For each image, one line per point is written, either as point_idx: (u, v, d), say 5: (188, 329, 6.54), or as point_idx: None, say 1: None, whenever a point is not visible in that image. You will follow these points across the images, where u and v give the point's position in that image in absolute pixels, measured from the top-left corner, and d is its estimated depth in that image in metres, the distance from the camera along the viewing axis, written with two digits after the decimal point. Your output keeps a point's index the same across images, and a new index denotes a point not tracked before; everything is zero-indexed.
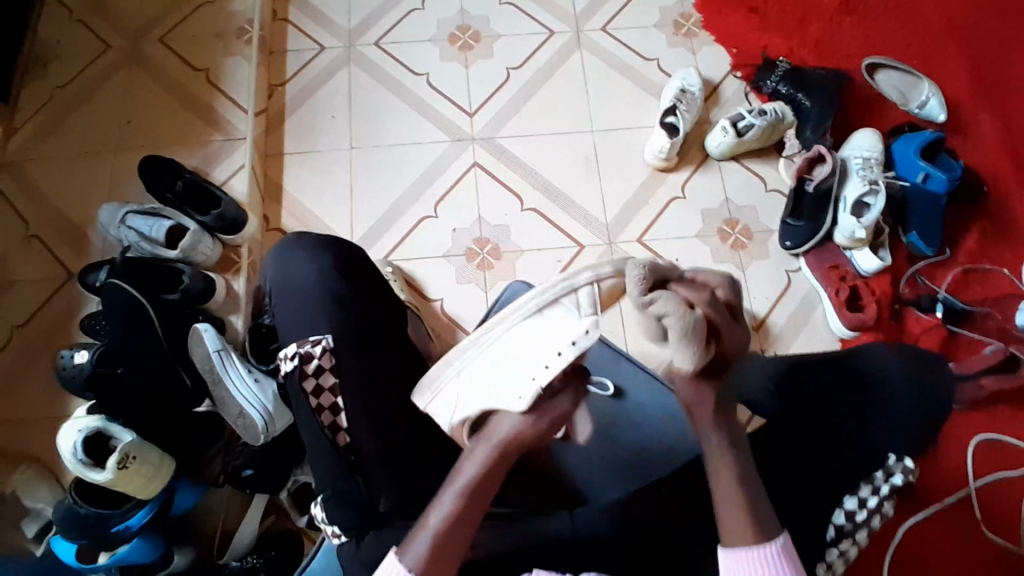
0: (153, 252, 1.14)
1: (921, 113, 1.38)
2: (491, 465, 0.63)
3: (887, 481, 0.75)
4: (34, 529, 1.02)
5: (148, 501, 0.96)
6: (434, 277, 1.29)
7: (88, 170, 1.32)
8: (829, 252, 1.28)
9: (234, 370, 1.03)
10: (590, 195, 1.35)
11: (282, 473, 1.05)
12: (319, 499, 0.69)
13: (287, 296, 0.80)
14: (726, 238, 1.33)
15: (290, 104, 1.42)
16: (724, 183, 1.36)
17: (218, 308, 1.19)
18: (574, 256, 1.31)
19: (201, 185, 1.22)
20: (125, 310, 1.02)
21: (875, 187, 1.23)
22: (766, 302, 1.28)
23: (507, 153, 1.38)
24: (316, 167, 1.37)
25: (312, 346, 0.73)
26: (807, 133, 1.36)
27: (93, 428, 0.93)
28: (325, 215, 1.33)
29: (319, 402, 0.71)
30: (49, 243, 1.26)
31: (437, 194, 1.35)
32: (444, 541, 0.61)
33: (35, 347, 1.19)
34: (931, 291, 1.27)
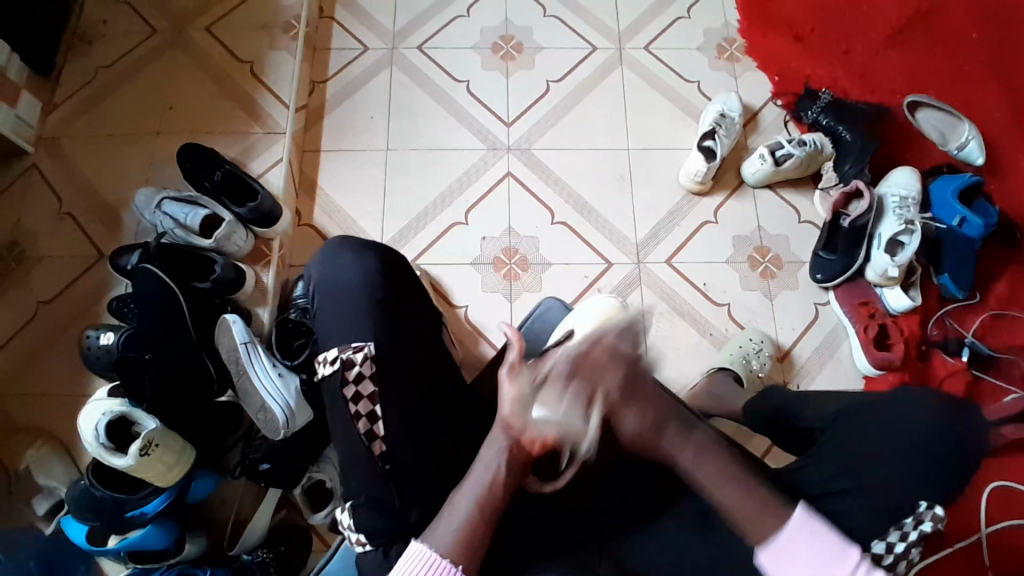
0: (188, 241, 1.14)
1: (960, 154, 1.36)
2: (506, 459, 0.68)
3: (917, 528, 0.73)
4: (45, 507, 1.04)
5: (165, 488, 0.96)
6: (459, 283, 1.29)
7: (126, 152, 1.33)
8: (859, 288, 1.27)
9: (260, 363, 1.03)
10: (621, 212, 1.35)
11: (296, 468, 1.04)
12: (348, 504, 0.70)
13: (329, 297, 0.80)
14: (756, 266, 1.32)
15: (329, 101, 1.43)
16: (757, 211, 1.36)
17: (247, 298, 1.19)
18: (602, 273, 1.30)
19: (240, 176, 1.22)
20: (154, 296, 1.03)
21: (912, 226, 1.22)
22: (792, 334, 1.27)
23: (541, 165, 1.39)
24: (351, 166, 1.37)
25: (354, 353, 0.74)
26: (846, 167, 1.35)
27: (117, 413, 0.93)
28: (356, 213, 1.34)
29: (358, 409, 0.72)
30: (82, 221, 1.27)
31: (468, 201, 1.35)
32: (467, 534, 0.65)
33: (62, 324, 1.20)
34: (959, 334, 1.25)
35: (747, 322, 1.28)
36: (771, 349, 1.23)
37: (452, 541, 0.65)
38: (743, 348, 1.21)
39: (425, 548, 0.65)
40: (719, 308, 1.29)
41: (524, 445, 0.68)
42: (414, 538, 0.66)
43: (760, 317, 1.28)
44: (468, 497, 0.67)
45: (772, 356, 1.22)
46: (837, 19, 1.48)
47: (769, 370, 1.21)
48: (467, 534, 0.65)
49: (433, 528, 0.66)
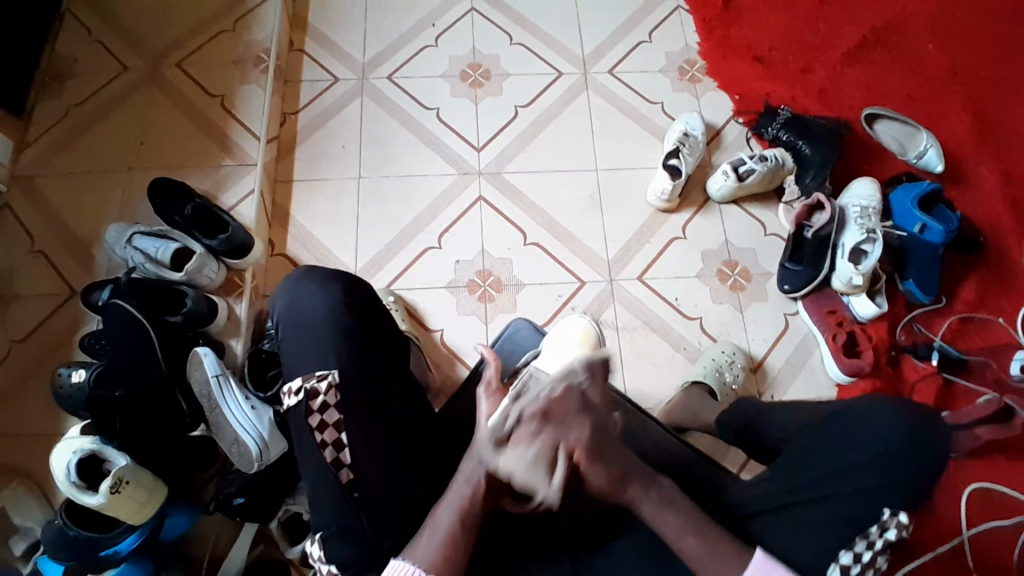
0: (158, 274, 1.15)
1: (919, 163, 1.41)
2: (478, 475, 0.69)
3: (881, 536, 0.72)
4: (22, 547, 1.02)
5: (139, 525, 0.94)
6: (436, 307, 1.30)
7: (99, 189, 1.34)
8: (826, 297, 1.30)
9: (231, 396, 1.03)
10: (592, 231, 1.37)
11: (273, 503, 1.04)
12: (318, 536, 0.71)
13: (294, 327, 0.80)
14: (726, 279, 1.34)
15: (301, 133, 1.45)
16: (725, 225, 1.39)
17: (219, 330, 1.19)
18: (576, 291, 1.32)
19: (211, 210, 1.22)
20: (127, 331, 1.02)
21: (873, 236, 1.24)
22: (764, 344, 1.29)
23: (512, 188, 1.41)
24: (324, 195, 1.39)
25: (318, 381, 0.74)
26: (807, 179, 1.38)
27: (88, 451, 0.92)
28: (331, 242, 1.35)
29: (323, 437, 0.72)
30: (53, 259, 1.27)
31: (441, 225, 1.37)
32: (448, 548, 0.66)
33: (33, 363, 1.18)
34: (927, 339, 1.28)
35: (720, 334, 1.30)
36: (743, 360, 1.24)
37: (433, 555, 0.65)
38: (716, 360, 1.22)
39: (405, 563, 0.64)
40: (692, 323, 1.30)
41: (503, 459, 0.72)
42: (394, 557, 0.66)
43: (732, 329, 1.30)
44: (445, 515, 0.68)
45: (745, 367, 1.24)
46: (793, 38, 1.53)
47: (742, 381, 1.22)
48: (453, 546, 0.66)
49: (411, 545, 0.66)
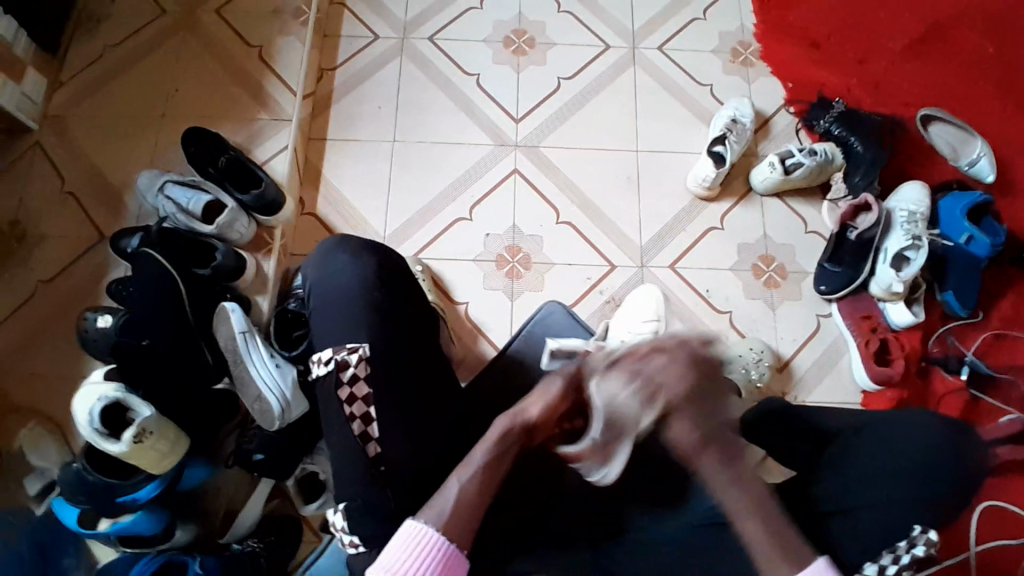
0: (189, 225, 1.14)
1: (970, 171, 1.34)
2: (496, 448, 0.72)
3: (909, 551, 0.70)
4: (37, 487, 1.02)
5: (158, 475, 0.95)
6: (461, 280, 1.28)
7: (133, 134, 1.32)
8: (863, 302, 1.27)
9: (257, 353, 1.03)
10: (627, 215, 1.34)
11: (293, 460, 1.05)
12: (341, 506, 0.72)
13: (326, 298, 0.80)
14: (760, 275, 1.31)
15: (338, 90, 1.41)
16: (764, 219, 1.35)
17: (246, 286, 1.19)
18: (605, 275, 1.29)
19: (244, 163, 1.21)
20: (155, 282, 1.02)
21: (919, 242, 1.20)
22: (792, 344, 1.27)
23: (548, 163, 1.37)
24: (356, 156, 1.36)
25: (348, 354, 0.75)
26: (858, 178, 1.33)
27: (112, 399, 0.92)
28: (361, 205, 1.33)
29: (352, 410, 0.73)
30: (84, 202, 1.26)
31: (474, 196, 1.34)
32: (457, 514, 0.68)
33: (61, 304, 1.19)
34: (959, 352, 1.24)
35: (748, 330, 1.27)
36: (771, 360, 1.22)
37: (446, 516, 0.67)
38: (744, 358, 1.19)
39: (421, 526, 0.67)
40: (721, 316, 1.28)
41: (531, 427, 0.75)
42: (410, 519, 0.67)
43: (761, 326, 1.28)
44: (457, 483, 0.70)
45: (772, 366, 1.21)
46: (854, 27, 1.46)
47: (768, 380, 1.20)
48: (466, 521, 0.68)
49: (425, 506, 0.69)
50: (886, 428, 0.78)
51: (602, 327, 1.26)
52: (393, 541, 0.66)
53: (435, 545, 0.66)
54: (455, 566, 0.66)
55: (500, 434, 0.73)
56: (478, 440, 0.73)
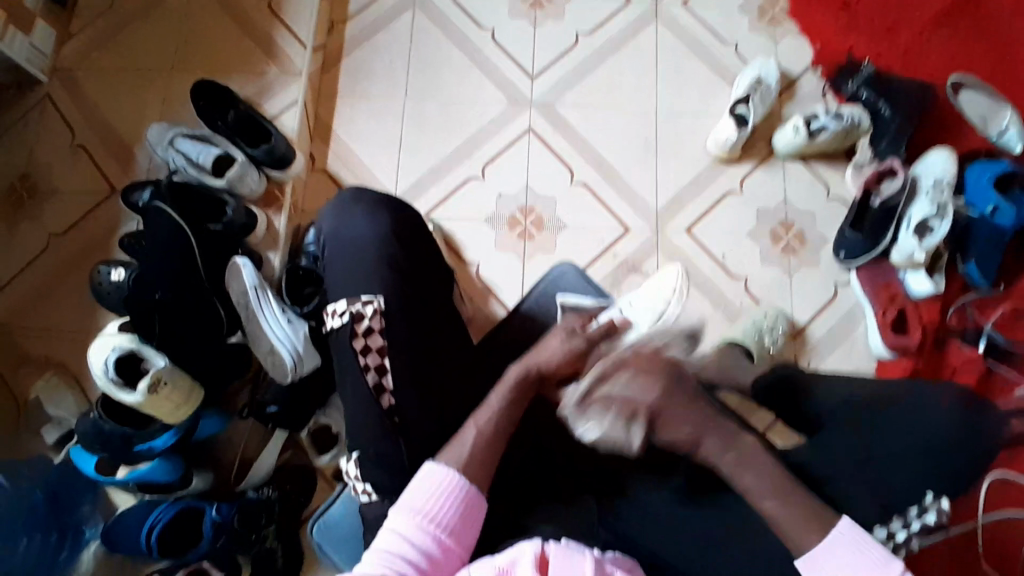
0: (200, 180, 1.14)
1: (1000, 141, 1.28)
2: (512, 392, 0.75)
3: (919, 518, 0.71)
4: (54, 437, 1.06)
5: (174, 425, 0.96)
6: (473, 240, 1.27)
7: (143, 87, 1.30)
8: (882, 270, 1.23)
9: (269, 308, 1.03)
10: (644, 177, 1.31)
11: (306, 413, 1.06)
12: (354, 455, 0.74)
13: (339, 246, 0.80)
14: (778, 241, 1.28)
15: (349, 44, 1.37)
16: (785, 183, 1.31)
17: (257, 242, 1.19)
18: (619, 238, 1.27)
19: (253, 117, 1.20)
20: (166, 235, 1.01)
21: (943, 211, 1.16)
22: (809, 312, 1.25)
23: (564, 123, 1.34)
24: (368, 113, 1.33)
25: (363, 305, 0.74)
26: (883, 145, 1.28)
27: (127, 349, 0.94)
28: (372, 163, 1.31)
29: (366, 362, 0.73)
30: (95, 156, 1.25)
31: (487, 155, 1.32)
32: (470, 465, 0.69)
33: (74, 258, 1.19)
34: (978, 323, 1.20)
35: (763, 297, 1.25)
36: (785, 326, 1.20)
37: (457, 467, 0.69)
38: (758, 322, 1.19)
39: (443, 468, 0.69)
40: (736, 282, 1.26)
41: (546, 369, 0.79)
42: (432, 462, 0.71)
43: (777, 293, 1.25)
44: (471, 437, 0.72)
45: (786, 333, 1.20)
46: None
47: (781, 347, 1.19)
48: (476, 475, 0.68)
49: (445, 451, 0.72)
50: (902, 396, 0.76)
51: (614, 290, 1.24)
52: (414, 482, 0.69)
53: (457, 486, 0.68)
54: (475, 507, 0.69)
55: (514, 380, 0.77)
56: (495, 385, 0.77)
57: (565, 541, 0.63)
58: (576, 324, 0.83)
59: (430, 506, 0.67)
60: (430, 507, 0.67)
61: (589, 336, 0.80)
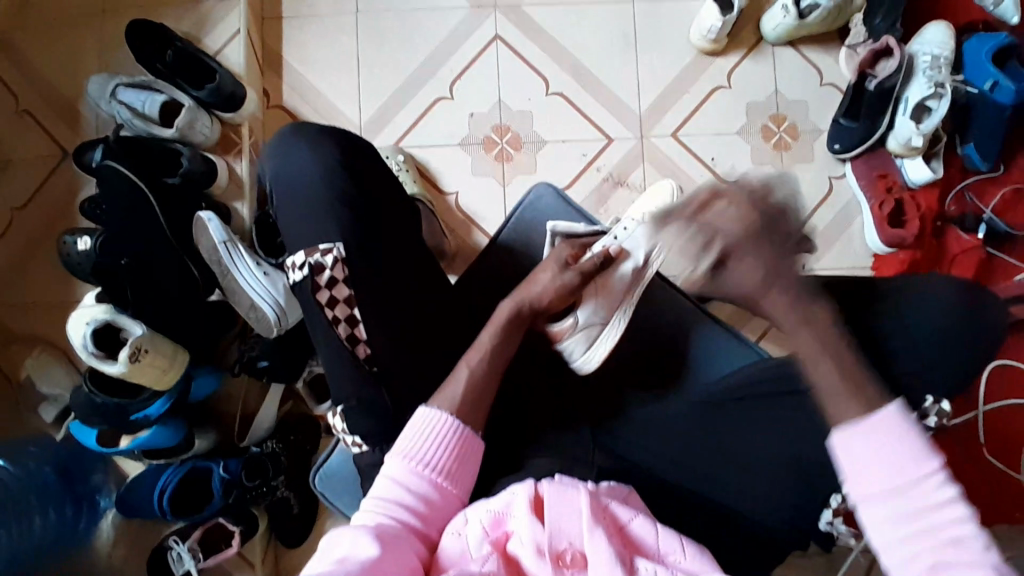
0: (149, 131, 1.06)
1: (995, 11, 1.13)
2: (500, 335, 0.74)
3: (918, 422, 0.72)
4: (53, 414, 1.07)
5: (165, 391, 0.96)
6: (448, 168, 1.20)
7: (70, 31, 1.18)
8: (878, 159, 1.17)
9: (242, 261, 1.00)
10: (624, 79, 1.21)
11: (296, 364, 1.05)
12: (339, 409, 0.73)
13: (289, 194, 0.75)
14: (770, 137, 1.21)
15: None
16: (775, 71, 1.22)
17: (221, 192, 1.13)
18: (602, 149, 1.20)
19: (193, 53, 1.09)
20: (124, 196, 0.98)
21: (942, 89, 1.09)
22: (802, 211, 1.20)
23: (532, 25, 1.22)
24: (318, 35, 1.22)
25: (322, 255, 0.71)
26: (878, 20, 1.14)
27: (103, 321, 0.90)
28: (331, 92, 1.21)
29: (335, 314, 0.71)
30: (35, 115, 1.17)
31: (453, 71, 1.22)
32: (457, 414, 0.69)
33: (38, 230, 1.14)
34: (977, 209, 1.16)
35: None
36: (779, 228, 1.16)
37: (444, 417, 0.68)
38: None
39: (434, 413, 0.68)
40: (727, 185, 1.20)
41: (536, 304, 0.78)
42: (422, 407, 0.69)
43: None
44: (455, 392, 0.70)
45: (780, 235, 1.16)
46: None
47: (775, 250, 1.15)
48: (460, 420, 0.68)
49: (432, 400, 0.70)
50: (895, 293, 0.73)
51: (600, 207, 1.19)
52: (408, 431, 0.67)
53: (451, 429, 0.67)
54: (471, 445, 0.68)
55: (500, 323, 0.76)
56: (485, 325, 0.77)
57: (559, 476, 0.61)
58: (568, 255, 0.83)
59: (429, 452, 0.66)
60: (430, 453, 0.66)
61: (581, 270, 0.81)
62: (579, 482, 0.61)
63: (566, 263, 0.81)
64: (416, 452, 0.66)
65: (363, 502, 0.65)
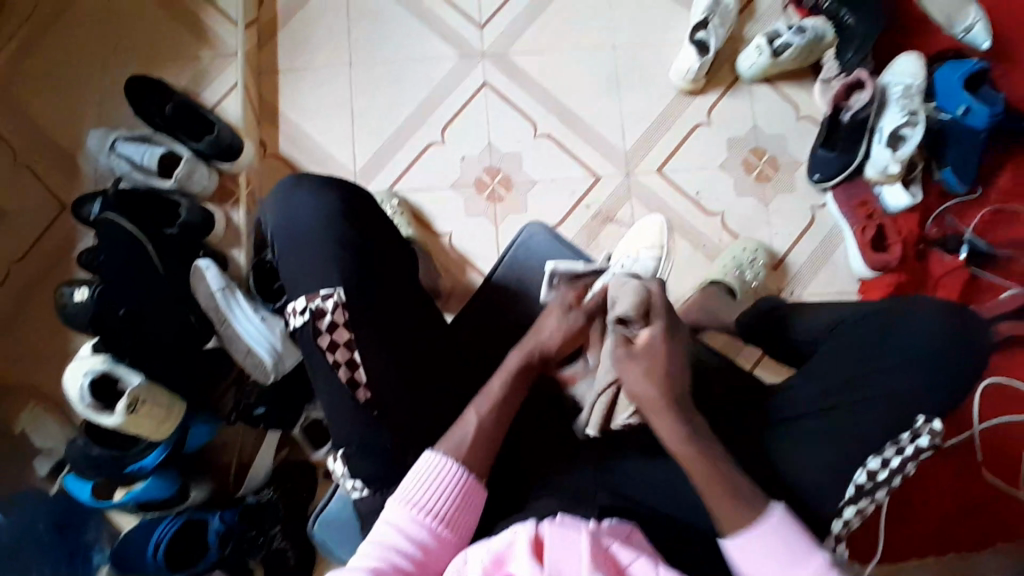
0: (147, 183, 1.09)
1: (965, 39, 1.22)
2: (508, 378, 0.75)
3: (913, 443, 0.70)
4: (46, 468, 1.04)
5: (162, 441, 0.96)
6: (441, 209, 1.23)
7: (72, 89, 1.22)
8: (856, 188, 1.21)
9: (240, 309, 1.01)
10: (609, 119, 1.26)
11: (294, 410, 1.03)
12: (339, 453, 0.74)
13: (291, 240, 0.76)
14: (752, 170, 1.25)
15: (282, 14, 1.29)
16: (753, 107, 1.27)
17: (218, 240, 1.14)
18: (590, 187, 1.24)
19: (192, 106, 1.13)
20: (121, 247, 0.98)
21: (914, 118, 1.13)
22: (788, 240, 1.23)
23: (519, 72, 1.28)
24: (313, 87, 1.27)
25: (324, 301, 0.72)
26: (849, 54, 1.21)
27: (99, 372, 0.91)
28: (327, 140, 1.25)
29: (335, 357, 0.72)
30: (35, 170, 1.19)
31: (444, 116, 1.26)
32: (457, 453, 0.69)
33: (34, 281, 1.16)
34: (958, 230, 1.20)
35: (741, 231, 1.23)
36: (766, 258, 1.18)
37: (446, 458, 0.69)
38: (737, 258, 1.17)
39: (437, 457, 0.69)
40: (712, 218, 1.24)
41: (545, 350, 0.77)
42: (428, 450, 0.70)
43: (756, 224, 1.24)
44: (461, 433, 0.70)
45: (767, 264, 1.19)
46: None
47: (763, 279, 1.17)
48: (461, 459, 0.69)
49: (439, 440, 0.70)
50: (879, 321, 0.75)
51: (591, 243, 1.22)
52: (411, 474, 0.69)
53: (455, 475, 0.68)
54: (474, 491, 0.69)
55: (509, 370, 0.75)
56: (497, 372, 0.77)
57: (560, 519, 0.61)
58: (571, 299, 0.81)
59: (431, 496, 0.67)
60: (432, 497, 0.67)
61: (586, 309, 0.79)
62: (582, 521, 0.61)
63: (570, 306, 0.80)
64: (418, 495, 0.67)
65: (362, 546, 0.65)
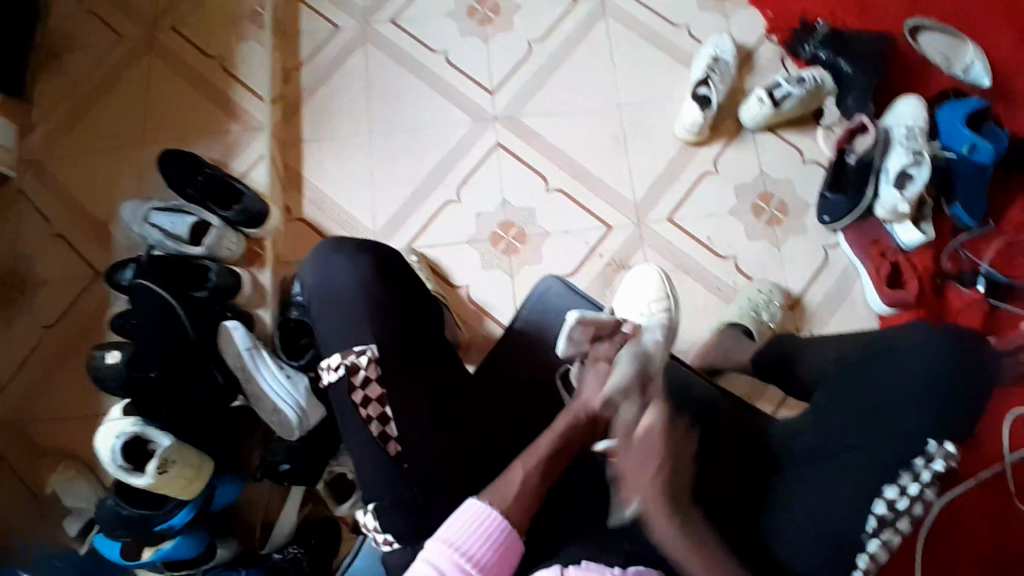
0: (179, 250, 1.14)
1: (966, 77, 1.29)
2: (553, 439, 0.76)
3: (928, 468, 0.68)
4: (76, 528, 1.06)
5: (189, 500, 0.96)
6: (458, 264, 1.27)
7: (109, 165, 1.31)
8: (870, 227, 1.22)
9: (265, 366, 1.04)
10: (618, 172, 1.31)
11: (318, 468, 1.05)
12: (370, 505, 0.73)
13: (326, 299, 0.80)
14: (761, 214, 1.27)
15: (306, 90, 1.38)
16: (758, 155, 1.30)
17: (246, 301, 1.18)
18: (602, 238, 1.27)
19: (221, 177, 1.20)
20: (154, 311, 1.01)
21: (919, 158, 1.16)
22: (802, 280, 1.24)
23: (529, 132, 1.34)
24: (335, 155, 1.34)
25: (358, 357, 0.75)
26: (850, 102, 1.28)
27: (131, 433, 0.93)
28: (348, 204, 1.31)
29: (368, 413, 0.73)
30: (72, 241, 1.26)
31: (460, 176, 1.32)
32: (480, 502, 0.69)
33: (67, 346, 1.20)
34: (974, 264, 1.20)
35: (756, 273, 1.24)
36: (781, 299, 1.19)
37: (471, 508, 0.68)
38: (753, 300, 1.18)
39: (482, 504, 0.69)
40: (725, 262, 1.25)
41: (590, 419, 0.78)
42: (474, 496, 0.70)
43: (769, 267, 1.25)
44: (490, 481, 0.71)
45: (783, 305, 1.19)
46: None
47: (780, 319, 1.17)
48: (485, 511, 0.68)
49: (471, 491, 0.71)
50: (903, 357, 0.74)
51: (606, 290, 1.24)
52: (454, 517, 0.68)
53: (496, 522, 0.68)
54: (509, 541, 0.68)
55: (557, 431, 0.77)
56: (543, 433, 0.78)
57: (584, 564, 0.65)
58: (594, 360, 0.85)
59: (471, 542, 0.66)
60: (472, 543, 0.66)
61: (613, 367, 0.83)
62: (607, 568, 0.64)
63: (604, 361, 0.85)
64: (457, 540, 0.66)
65: None
